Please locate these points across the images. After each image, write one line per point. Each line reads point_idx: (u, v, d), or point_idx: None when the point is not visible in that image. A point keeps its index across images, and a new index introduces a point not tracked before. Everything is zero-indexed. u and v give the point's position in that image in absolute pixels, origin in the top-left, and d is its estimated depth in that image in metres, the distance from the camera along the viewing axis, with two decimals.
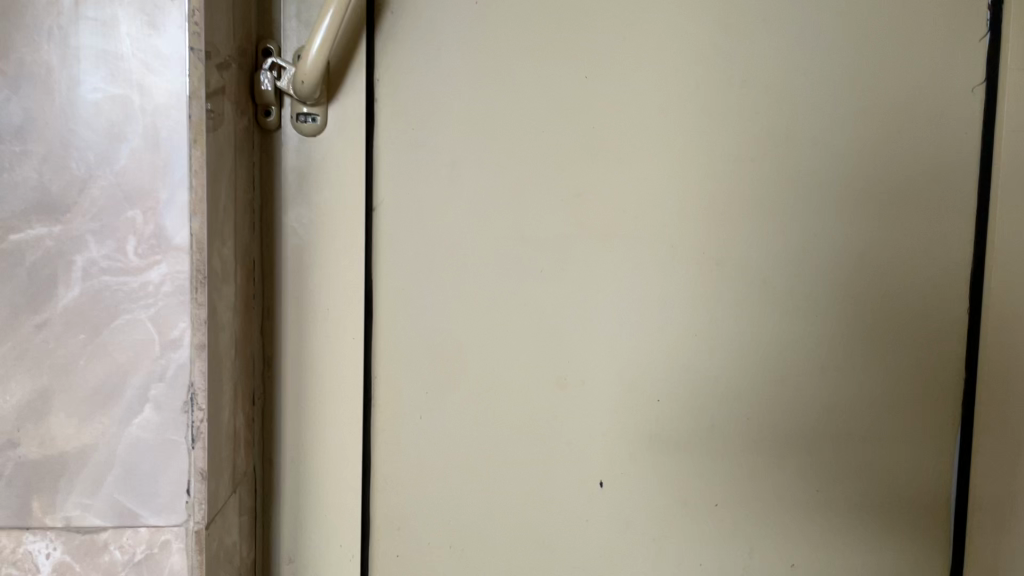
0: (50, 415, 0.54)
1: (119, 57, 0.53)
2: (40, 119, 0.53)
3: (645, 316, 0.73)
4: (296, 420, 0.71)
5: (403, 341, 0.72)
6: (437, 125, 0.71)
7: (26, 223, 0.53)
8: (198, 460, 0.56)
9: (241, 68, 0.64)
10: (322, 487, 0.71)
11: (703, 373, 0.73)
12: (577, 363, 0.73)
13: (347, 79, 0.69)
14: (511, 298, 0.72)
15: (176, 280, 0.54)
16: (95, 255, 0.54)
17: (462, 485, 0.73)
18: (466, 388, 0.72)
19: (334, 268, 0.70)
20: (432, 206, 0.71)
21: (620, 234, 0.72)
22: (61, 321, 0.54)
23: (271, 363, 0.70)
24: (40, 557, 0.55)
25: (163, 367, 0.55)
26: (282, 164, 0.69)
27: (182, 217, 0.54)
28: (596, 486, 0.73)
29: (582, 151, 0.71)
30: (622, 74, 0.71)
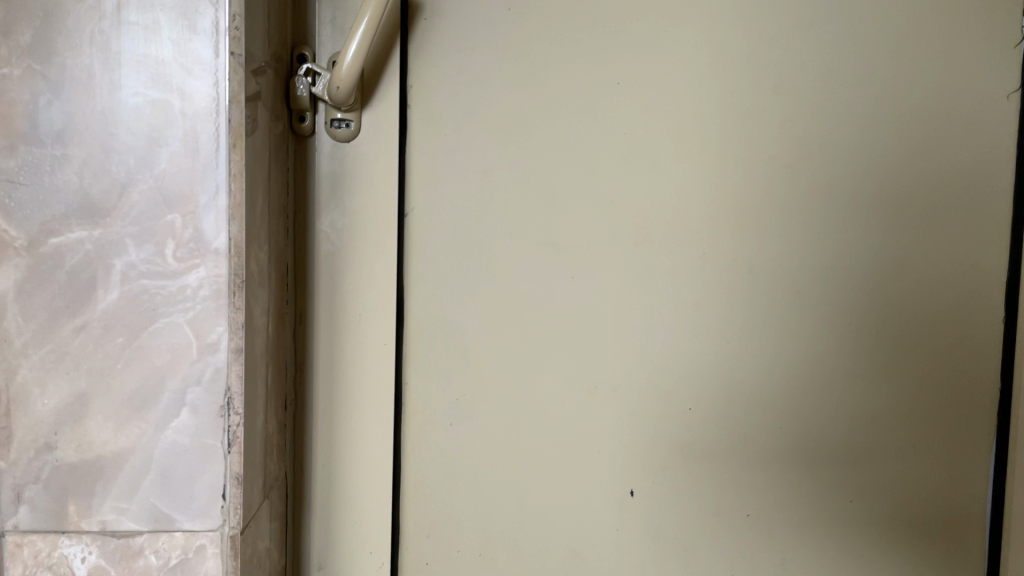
0: (87, 418, 0.54)
1: (160, 62, 0.54)
2: (81, 123, 0.54)
3: (677, 324, 0.72)
4: (327, 424, 0.71)
5: (435, 347, 0.72)
6: (469, 131, 0.71)
7: (66, 227, 0.54)
8: (234, 464, 0.55)
9: (277, 74, 0.65)
10: (353, 491, 0.72)
11: (736, 382, 0.72)
12: (608, 370, 0.72)
13: (380, 85, 0.70)
14: (542, 305, 0.72)
15: (215, 284, 0.54)
16: (134, 259, 0.54)
17: (492, 493, 0.72)
18: (497, 395, 0.72)
19: (367, 273, 0.71)
20: (464, 211, 0.71)
21: (652, 241, 0.72)
22: (99, 325, 0.54)
23: (303, 367, 0.71)
24: (76, 561, 0.55)
25: (200, 371, 0.55)
26: (316, 169, 0.70)
27: (220, 220, 0.54)
28: (627, 495, 0.73)
29: (615, 157, 0.71)
30: (655, 80, 0.71)
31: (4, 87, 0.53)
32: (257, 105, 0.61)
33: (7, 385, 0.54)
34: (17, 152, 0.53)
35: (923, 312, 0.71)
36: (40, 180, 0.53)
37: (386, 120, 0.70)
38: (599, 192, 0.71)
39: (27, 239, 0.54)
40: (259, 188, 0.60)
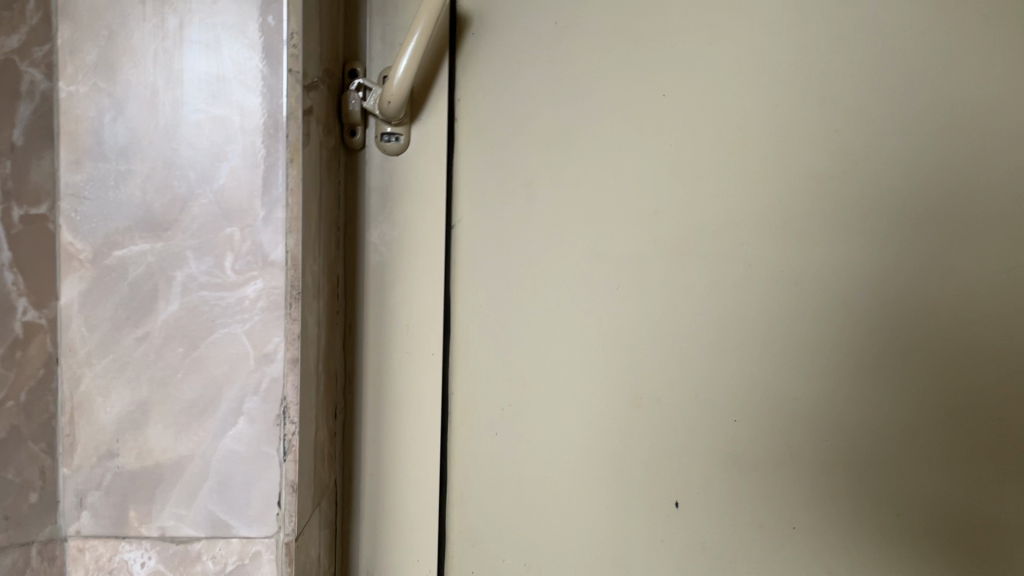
0: (148, 426, 0.56)
1: (221, 79, 0.55)
2: (143, 139, 0.55)
3: (724, 335, 0.72)
4: (375, 433, 0.72)
5: (480, 358, 0.73)
6: (516, 144, 0.72)
7: (129, 239, 0.55)
8: (289, 472, 0.56)
9: (329, 90, 0.66)
10: (400, 500, 0.73)
11: (782, 395, 0.72)
12: (654, 382, 0.72)
13: (429, 100, 0.71)
14: (588, 317, 0.72)
15: (272, 296, 0.55)
16: (194, 271, 0.55)
17: (537, 503, 0.73)
18: (541, 406, 0.73)
19: (415, 284, 0.72)
20: (510, 223, 0.72)
21: (698, 252, 0.72)
22: (160, 335, 0.56)
23: (352, 376, 0.72)
24: (135, 566, 0.56)
25: (257, 380, 0.56)
26: (365, 182, 0.72)
27: (277, 233, 0.55)
28: (672, 507, 0.73)
29: (661, 169, 0.72)
30: (701, 92, 0.71)
31: (70, 104, 0.55)
32: (311, 121, 0.62)
33: (72, 393, 0.56)
34: (83, 167, 0.55)
35: (973, 325, 0.70)
36: (105, 194, 0.55)
37: (433, 135, 0.71)
38: (645, 204, 0.72)
39: (91, 251, 0.55)
40: (311, 202, 0.62)
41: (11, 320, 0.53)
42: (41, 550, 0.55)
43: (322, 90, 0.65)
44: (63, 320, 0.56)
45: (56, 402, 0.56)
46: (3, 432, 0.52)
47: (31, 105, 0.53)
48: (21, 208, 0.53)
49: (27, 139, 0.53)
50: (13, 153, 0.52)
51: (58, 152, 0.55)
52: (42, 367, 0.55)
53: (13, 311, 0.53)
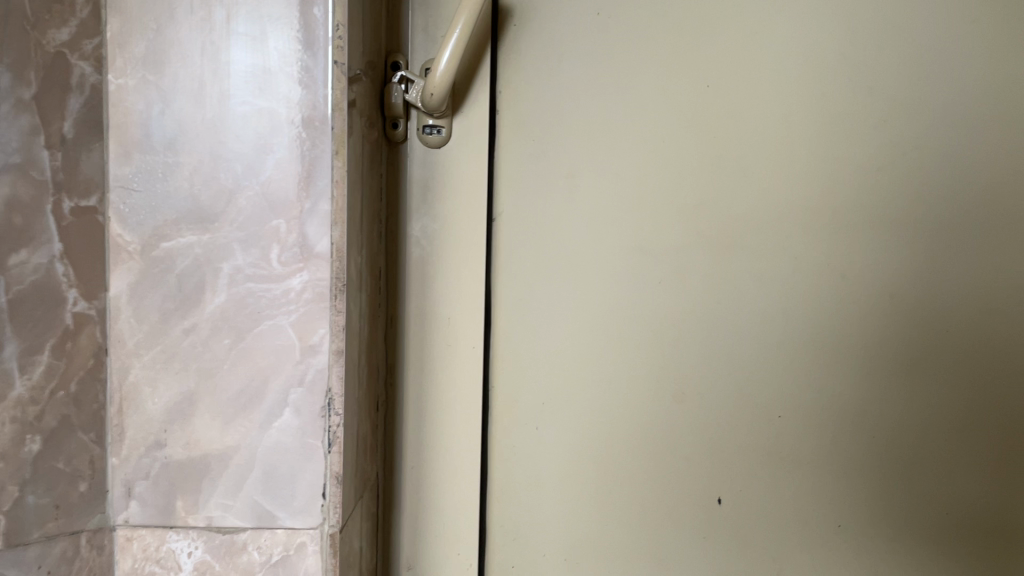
0: (195, 417, 0.56)
1: (267, 71, 0.55)
2: (191, 131, 0.55)
3: (768, 329, 0.71)
4: (416, 426, 0.72)
5: (521, 351, 0.72)
6: (557, 136, 0.71)
7: (177, 231, 0.56)
8: (334, 464, 0.56)
9: (372, 82, 0.66)
10: (441, 494, 0.72)
11: (828, 390, 0.71)
12: (697, 376, 0.72)
13: (471, 93, 0.71)
14: (630, 310, 0.72)
15: (317, 288, 0.55)
16: (241, 263, 0.56)
17: (578, 498, 0.73)
18: (582, 400, 0.72)
19: (456, 277, 0.71)
20: (551, 217, 0.72)
21: (742, 246, 0.71)
22: (207, 326, 0.56)
23: (394, 370, 0.72)
24: (182, 555, 0.57)
25: (303, 372, 0.56)
26: (407, 175, 0.71)
27: (323, 225, 0.55)
28: (715, 503, 0.72)
29: (705, 161, 0.71)
30: (747, 83, 0.70)
31: (119, 97, 0.55)
32: (354, 113, 0.62)
33: (120, 384, 0.56)
34: (131, 160, 0.56)
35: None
36: (153, 186, 0.56)
37: (475, 127, 0.71)
38: (688, 196, 0.71)
39: (139, 243, 0.56)
40: (355, 194, 0.62)
41: (62, 311, 0.53)
42: (89, 539, 0.55)
43: (365, 82, 0.65)
44: (112, 311, 0.56)
45: (105, 392, 0.56)
46: (54, 422, 0.53)
47: (81, 98, 0.54)
48: (71, 200, 0.54)
49: (76, 132, 0.54)
50: (63, 145, 0.53)
51: (107, 145, 0.56)
52: (91, 358, 0.55)
53: (63, 302, 0.53)
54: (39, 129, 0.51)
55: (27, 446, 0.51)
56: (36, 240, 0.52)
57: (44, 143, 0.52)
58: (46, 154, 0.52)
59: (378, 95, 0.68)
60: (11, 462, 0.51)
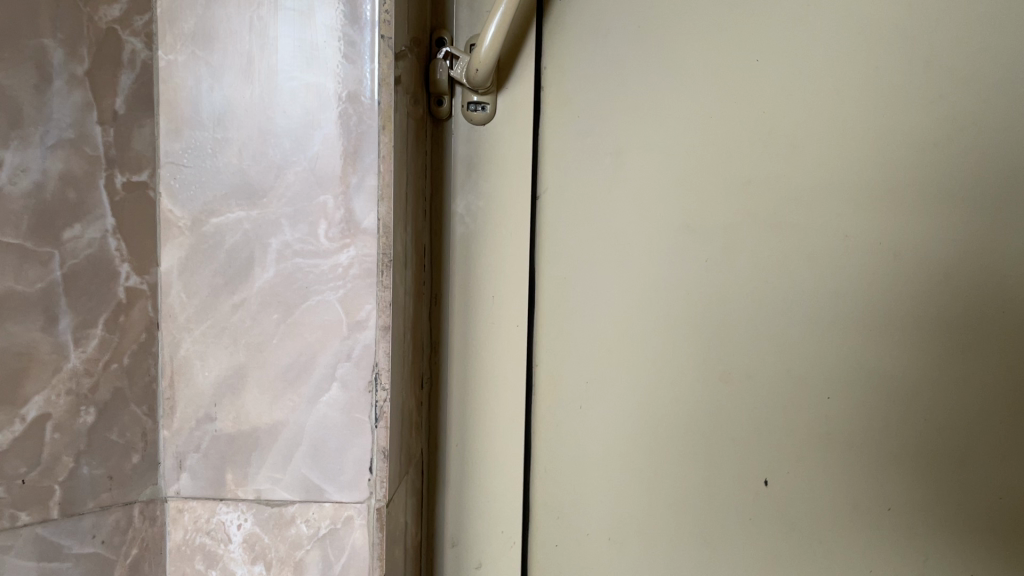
0: (244, 390, 0.57)
1: (315, 46, 0.55)
2: (240, 107, 0.56)
3: (817, 309, 0.70)
4: (461, 404, 0.72)
5: (565, 330, 0.72)
6: (603, 112, 0.71)
7: (226, 207, 0.56)
8: (381, 439, 0.56)
9: (417, 59, 0.66)
10: (485, 471, 0.73)
11: (878, 371, 0.69)
12: (743, 356, 0.71)
13: (516, 69, 0.70)
14: (676, 289, 0.71)
15: (364, 263, 0.55)
16: (289, 238, 0.56)
17: (622, 478, 0.72)
18: (626, 380, 0.72)
19: (500, 255, 0.71)
20: (596, 194, 0.71)
21: (791, 223, 0.70)
22: (256, 301, 0.56)
23: (438, 347, 0.72)
24: (232, 527, 0.57)
25: (350, 347, 0.56)
26: (452, 153, 0.71)
27: (370, 201, 0.55)
28: (761, 484, 0.71)
29: (754, 137, 0.70)
30: (797, 57, 0.69)
31: (169, 73, 0.56)
32: (399, 90, 0.62)
33: (171, 358, 0.57)
34: (182, 136, 0.56)
35: None
36: (202, 163, 0.56)
37: (519, 104, 0.70)
38: (736, 173, 0.70)
39: (190, 219, 0.56)
40: (400, 171, 0.62)
41: (115, 285, 0.54)
42: (142, 510, 0.56)
43: (410, 59, 0.64)
44: (163, 286, 0.57)
45: (156, 365, 0.57)
46: (108, 394, 0.54)
47: (132, 74, 0.55)
48: (123, 175, 0.54)
49: (128, 108, 0.55)
50: (115, 121, 0.54)
51: (157, 121, 0.56)
52: (143, 332, 0.56)
53: (116, 276, 0.54)
54: (91, 105, 0.52)
55: (82, 418, 0.53)
56: (89, 215, 0.52)
57: (96, 119, 0.53)
58: (99, 130, 0.53)
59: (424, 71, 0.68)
60: (67, 433, 0.52)
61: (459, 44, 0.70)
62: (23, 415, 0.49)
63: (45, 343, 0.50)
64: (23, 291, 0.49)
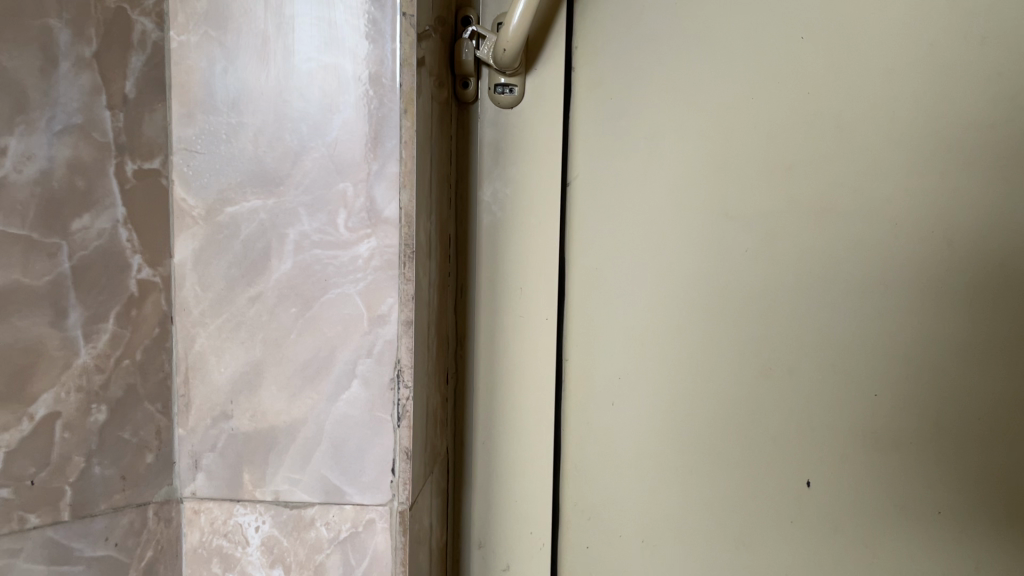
0: (261, 388, 0.54)
1: (333, 25, 0.52)
2: (255, 90, 0.53)
3: (865, 301, 0.66)
4: (488, 400, 0.69)
5: (596, 323, 0.69)
6: (636, 95, 0.67)
7: (242, 195, 0.53)
8: (403, 438, 0.54)
9: (441, 39, 0.63)
10: (513, 470, 0.70)
11: (930, 368, 0.65)
12: (784, 350, 0.67)
13: (545, 49, 0.67)
14: (713, 280, 0.67)
15: (385, 255, 0.53)
16: (307, 228, 0.53)
17: (655, 477, 0.69)
18: (661, 375, 0.68)
19: (529, 245, 0.68)
20: (629, 181, 0.68)
21: (837, 211, 0.66)
22: (273, 294, 0.54)
23: (464, 341, 0.69)
24: (250, 529, 0.55)
25: (371, 343, 0.53)
26: (478, 138, 0.68)
27: (392, 189, 0.52)
28: (803, 485, 0.68)
29: (797, 120, 0.66)
30: (846, 33, 0.64)
31: (181, 55, 0.53)
32: (423, 71, 0.59)
33: (186, 353, 0.55)
34: (195, 120, 0.54)
35: None
36: (217, 149, 0.53)
37: (549, 86, 0.67)
38: (777, 158, 0.66)
39: (204, 208, 0.54)
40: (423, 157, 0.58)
41: (127, 277, 0.52)
42: (157, 511, 0.54)
43: (433, 39, 0.61)
44: (177, 278, 0.54)
45: (170, 361, 0.55)
46: (120, 391, 0.52)
47: (142, 56, 0.52)
48: (134, 163, 0.52)
49: (139, 92, 0.52)
50: (126, 106, 0.51)
51: (170, 105, 0.54)
52: (157, 326, 0.54)
53: (127, 269, 0.52)
54: (101, 89, 0.50)
55: (93, 416, 0.50)
56: (99, 204, 0.50)
57: (105, 103, 0.50)
58: (108, 115, 0.50)
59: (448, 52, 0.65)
60: (78, 432, 0.50)
61: (486, 23, 0.66)
62: (32, 414, 0.47)
63: (54, 339, 0.48)
64: (30, 284, 0.47)
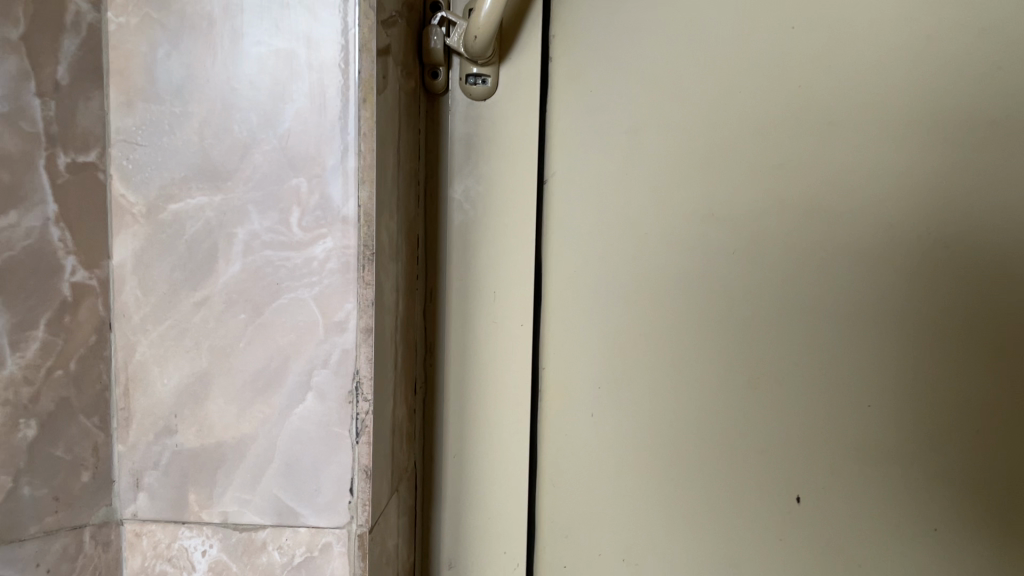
0: (208, 401, 0.50)
1: (285, 6, 0.48)
2: (200, 77, 0.48)
3: (858, 307, 0.62)
4: (459, 411, 0.65)
5: (575, 330, 0.65)
6: (618, 87, 0.63)
7: (186, 191, 0.49)
8: (363, 455, 0.49)
9: (409, 25, 0.59)
10: (486, 485, 0.66)
11: (927, 377, 0.62)
12: (773, 358, 0.63)
13: (519, 37, 0.63)
14: (699, 284, 0.64)
15: (343, 257, 0.48)
16: (257, 228, 0.49)
17: (637, 492, 0.65)
18: (643, 385, 0.65)
19: (503, 246, 0.64)
20: (610, 178, 0.64)
21: (830, 210, 0.62)
22: (220, 299, 0.49)
23: (433, 348, 0.65)
24: (196, 554, 0.51)
25: (327, 352, 0.49)
26: (448, 131, 0.64)
27: (349, 185, 0.48)
28: (793, 501, 0.64)
29: (788, 114, 0.62)
30: (839, 23, 0.61)
31: (121, 39, 0.49)
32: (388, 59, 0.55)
33: (125, 363, 0.50)
34: (135, 110, 0.49)
35: None
36: (158, 140, 0.49)
37: (525, 78, 0.63)
38: (765, 155, 0.62)
39: (145, 205, 0.49)
40: (388, 152, 0.54)
41: (59, 281, 0.47)
42: (93, 535, 0.50)
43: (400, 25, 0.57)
44: (116, 282, 0.50)
45: (109, 372, 0.50)
46: (51, 404, 0.47)
47: (77, 39, 0.48)
48: (67, 155, 0.47)
49: (73, 78, 0.47)
50: (58, 95, 0.47)
51: (108, 93, 0.49)
52: (93, 334, 0.49)
53: (60, 271, 0.47)
54: (29, 74, 0.45)
55: (21, 432, 0.46)
56: (26, 201, 0.46)
57: (34, 90, 0.46)
58: (37, 103, 0.46)
59: (416, 39, 0.61)
60: (3, 451, 0.45)
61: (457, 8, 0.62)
62: None
63: None
64: None
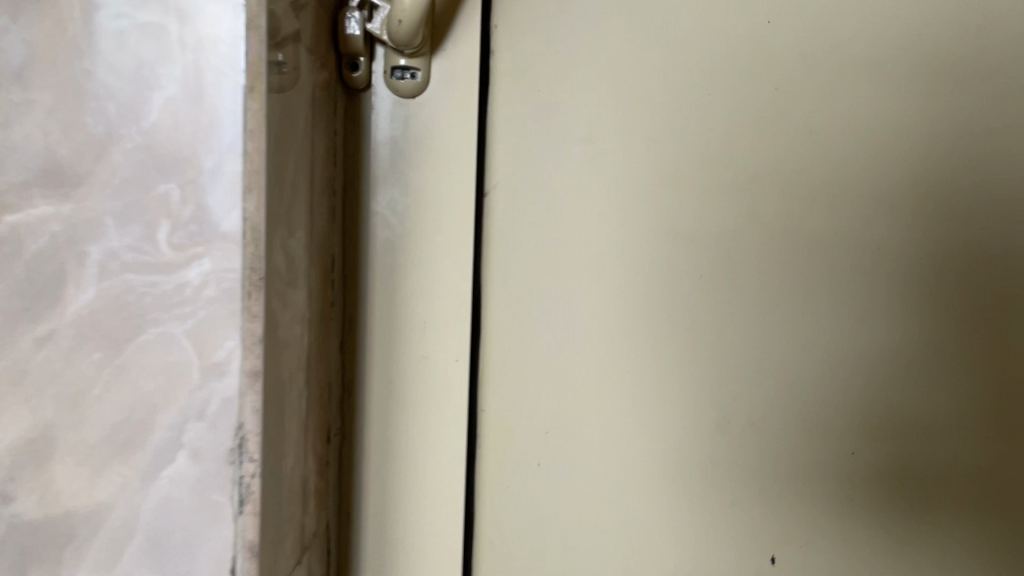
0: (53, 462, 0.40)
1: None
2: (44, 56, 0.38)
3: (841, 343, 0.53)
4: (382, 461, 0.56)
5: (517, 366, 0.56)
6: (569, 86, 0.55)
7: (25, 199, 0.39)
8: (247, 531, 0.40)
9: (321, 6, 0.50)
10: (413, 547, 0.56)
11: (930, 428, 0.52)
12: (745, 401, 0.54)
13: (454, 25, 0.54)
14: (662, 314, 0.55)
15: (223, 283, 0.39)
16: (116, 246, 0.39)
17: (589, 554, 0.56)
18: (597, 430, 0.56)
19: (434, 269, 0.55)
20: (559, 192, 0.55)
21: (813, 230, 0.53)
22: (69, 335, 0.39)
23: (353, 387, 0.55)
24: None
25: (204, 401, 0.40)
26: (371, 134, 0.55)
27: (232, 194, 0.39)
28: (767, 564, 0.55)
29: (766, 118, 0.53)
30: (820, 13, 0.52)
31: None
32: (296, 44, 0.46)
33: None
34: None
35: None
36: None
37: (460, 74, 0.54)
38: (736, 165, 0.54)
39: None
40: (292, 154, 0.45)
41: None
42: None
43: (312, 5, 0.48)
44: None
45: None
46: None
47: None
48: None
49: None
50: None
51: None
52: None
53: None
54: None
55: None
56: None
57: None
58: None
59: (331, 24, 0.51)
60: None
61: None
62: None
63: None
64: None
